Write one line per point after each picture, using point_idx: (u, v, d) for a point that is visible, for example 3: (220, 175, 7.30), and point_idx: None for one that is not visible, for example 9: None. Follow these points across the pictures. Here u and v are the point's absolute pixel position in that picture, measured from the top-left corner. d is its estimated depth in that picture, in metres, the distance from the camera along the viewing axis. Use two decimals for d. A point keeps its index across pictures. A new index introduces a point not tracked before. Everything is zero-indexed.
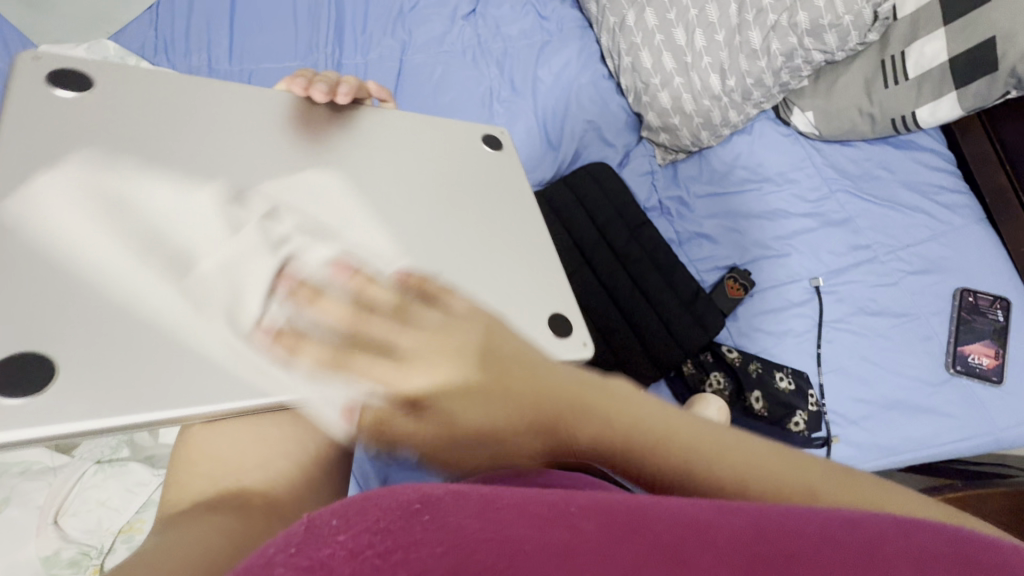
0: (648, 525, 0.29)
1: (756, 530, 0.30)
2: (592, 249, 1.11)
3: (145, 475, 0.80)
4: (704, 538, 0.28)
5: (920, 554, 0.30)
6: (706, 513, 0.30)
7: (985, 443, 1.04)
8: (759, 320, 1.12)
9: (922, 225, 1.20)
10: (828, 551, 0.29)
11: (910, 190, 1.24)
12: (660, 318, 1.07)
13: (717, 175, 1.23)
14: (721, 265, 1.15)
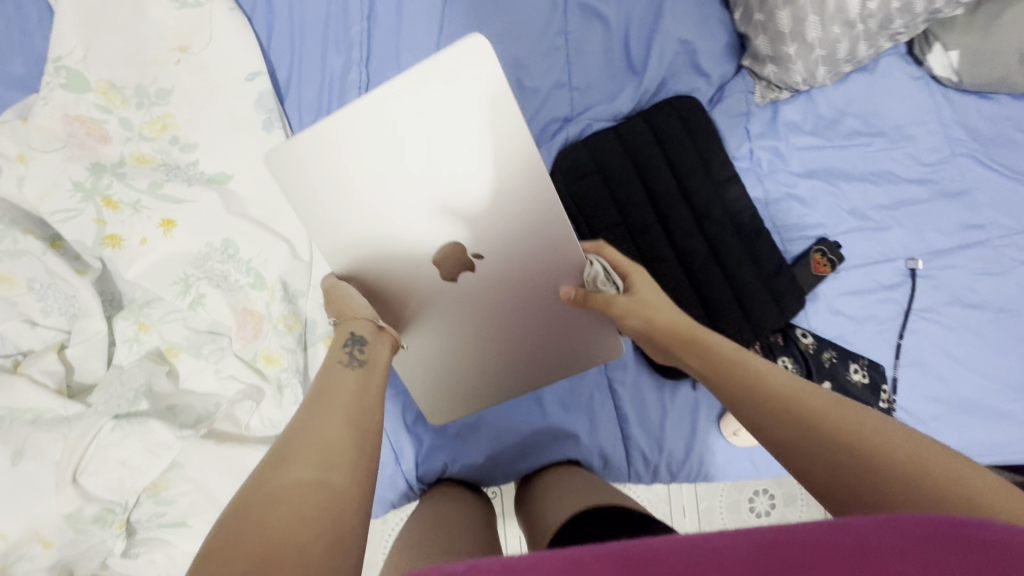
0: (659, 558, 0.36)
1: (755, 550, 0.35)
2: (667, 205, 0.95)
3: (166, 437, 0.74)
4: (711, 559, 0.35)
5: (904, 539, 0.33)
6: (715, 542, 0.37)
7: None
8: (839, 302, 1.00)
9: None
10: (819, 551, 0.34)
11: None
12: (733, 290, 0.96)
13: (822, 122, 1.03)
14: (808, 235, 1.00)
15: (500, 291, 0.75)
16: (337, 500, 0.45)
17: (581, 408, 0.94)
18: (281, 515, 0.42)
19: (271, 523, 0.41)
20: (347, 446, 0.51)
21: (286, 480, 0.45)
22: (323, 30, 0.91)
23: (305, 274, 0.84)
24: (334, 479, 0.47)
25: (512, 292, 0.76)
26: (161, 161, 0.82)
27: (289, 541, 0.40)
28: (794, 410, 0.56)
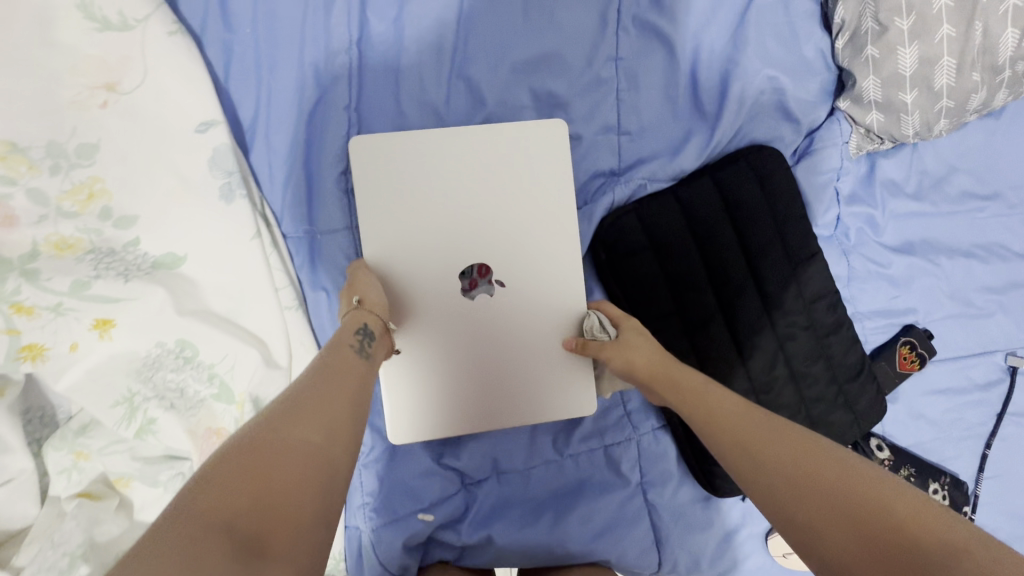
0: None
1: None
2: (732, 290, 0.76)
3: None
4: None
5: None
6: None
7: None
8: (923, 404, 0.84)
9: None
10: None
11: None
12: (802, 397, 0.78)
13: (928, 180, 0.83)
14: (895, 322, 0.83)
15: (490, 335, 0.71)
16: (336, 458, 0.43)
17: (614, 545, 0.76)
18: (279, 476, 0.39)
19: (268, 483, 0.38)
20: (349, 400, 0.48)
21: (285, 425, 0.42)
22: (298, 56, 0.69)
23: (282, 383, 0.69)
24: (335, 433, 0.44)
25: (524, 321, 0.71)
26: (90, 244, 0.63)
27: (287, 513, 0.38)
28: (766, 464, 0.49)
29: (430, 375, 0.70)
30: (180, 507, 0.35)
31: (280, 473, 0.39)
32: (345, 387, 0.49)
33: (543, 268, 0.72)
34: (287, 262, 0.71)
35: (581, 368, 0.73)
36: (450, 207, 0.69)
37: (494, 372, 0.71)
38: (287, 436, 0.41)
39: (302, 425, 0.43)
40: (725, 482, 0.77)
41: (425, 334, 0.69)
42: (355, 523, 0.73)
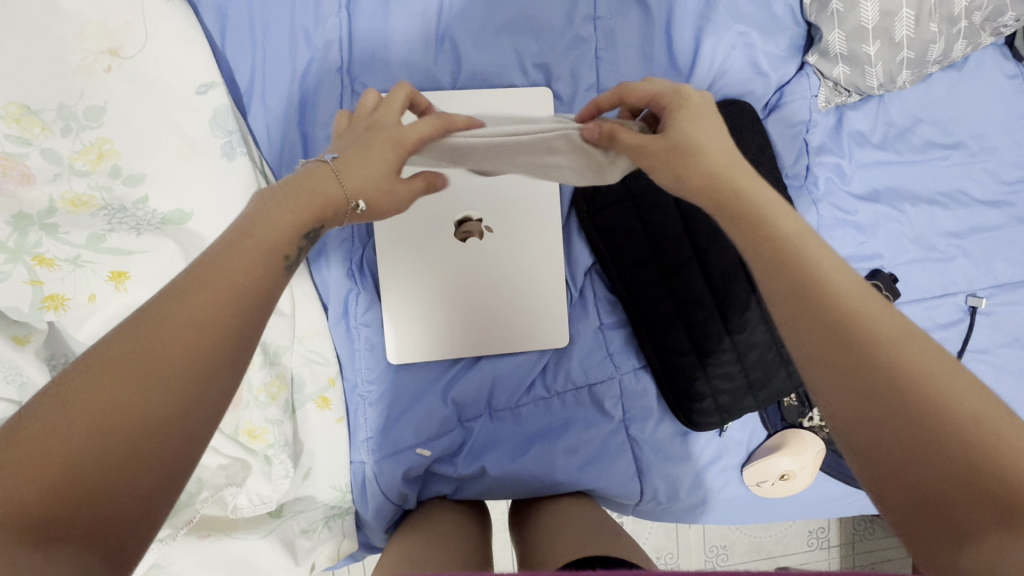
0: None
1: None
2: (708, 240, 0.80)
3: None
4: None
5: None
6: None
7: None
8: None
9: None
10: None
11: None
12: (773, 338, 0.83)
13: (893, 132, 0.87)
14: (862, 267, 0.88)
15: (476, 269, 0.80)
16: (195, 417, 0.36)
17: (599, 474, 0.82)
18: (101, 454, 0.33)
19: (87, 469, 0.32)
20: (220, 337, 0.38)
21: (127, 387, 0.35)
22: (291, 20, 0.73)
23: (287, 328, 0.73)
24: (188, 392, 0.36)
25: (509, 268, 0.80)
26: (102, 201, 0.67)
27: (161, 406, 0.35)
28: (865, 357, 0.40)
29: (424, 309, 0.79)
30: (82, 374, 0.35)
31: (104, 451, 0.33)
32: (228, 297, 0.40)
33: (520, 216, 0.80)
34: None
35: (559, 313, 0.82)
36: None
37: (480, 306, 0.80)
38: (111, 406, 0.34)
39: (139, 380, 0.35)
40: (703, 418, 0.83)
41: (423, 272, 0.78)
42: (359, 457, 0.79)
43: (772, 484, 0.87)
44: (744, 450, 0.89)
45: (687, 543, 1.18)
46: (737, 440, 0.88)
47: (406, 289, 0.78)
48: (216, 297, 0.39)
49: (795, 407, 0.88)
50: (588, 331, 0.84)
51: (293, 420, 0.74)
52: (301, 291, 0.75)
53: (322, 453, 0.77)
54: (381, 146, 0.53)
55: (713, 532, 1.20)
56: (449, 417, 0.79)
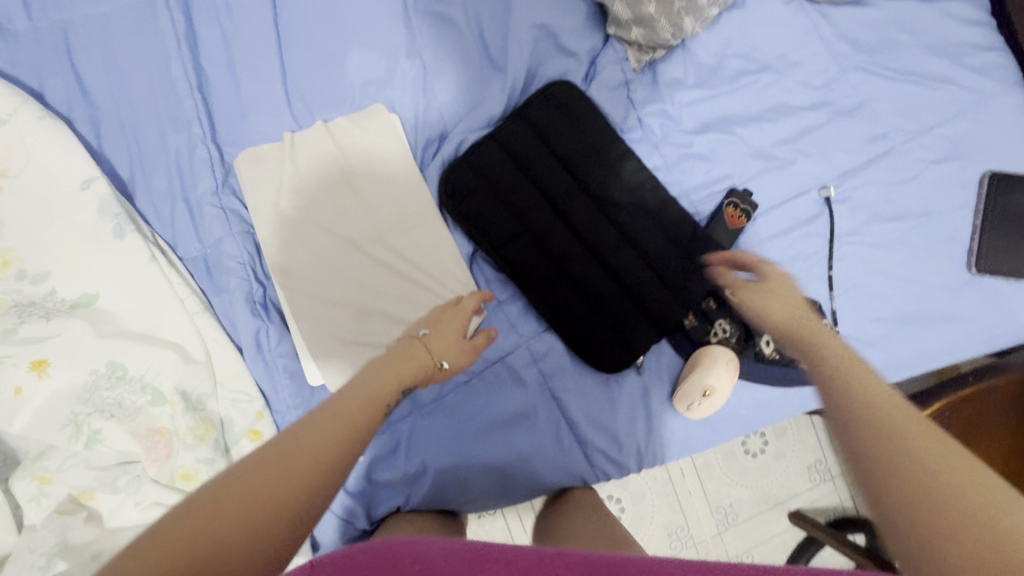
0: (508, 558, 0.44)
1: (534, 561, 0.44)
2: (564, 201, 0.90)
3: None
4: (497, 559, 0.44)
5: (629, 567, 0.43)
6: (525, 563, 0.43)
7: (995, 343, 0.98)
8: (763, 249, 0.98)
9: (948, 99, 1.01)
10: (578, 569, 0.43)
11: (934, 55, 1.02)
12: (653, 270, 0.92)
13: (704, 71, 1.00)
14: (717, 191, 0.98)
15: (376, 294, 0.87)
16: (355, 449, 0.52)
17: (527, 439, 0.88)
18: (298, 471, 0.46)
19: (277, 491, 0.44)
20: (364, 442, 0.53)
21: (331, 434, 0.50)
22: (154, 111, 0.84)
23: (205, 374, 0.79)
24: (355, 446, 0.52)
25: (399, 274, 0.88)
26: (13, 301, 0.75)
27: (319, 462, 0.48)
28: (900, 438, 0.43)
29: (330, 327, 0.85)
30: (306, 426, 0.50)
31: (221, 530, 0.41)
32: (368, 405, 0.57)
33: (399, 227, 0.89)
34: (188, 279, 0.83)
35: (454, 301, 0.89)
36: (314, 199, 0.87)
37: (384, 313, 0.87)
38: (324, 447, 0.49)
39: (335, 436, 0.50)
40: (612, 359, 0.90)
41: (316, 300, 0.85)
42: None
43: (698, 404, 0.91)
44: (667, 379, 0.94)
45: (688, 513, 1.31)
46: (656, 371, 0.94)
47: (313, 315, 0.85)
48: (376, 397, 0.59)
49: (697, 328, 0.94)
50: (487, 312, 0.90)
51: (227, 459, 0.78)
52: (212, 340, 0.82)
53: None
54: (451, 316, 0.80)
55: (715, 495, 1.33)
56: None
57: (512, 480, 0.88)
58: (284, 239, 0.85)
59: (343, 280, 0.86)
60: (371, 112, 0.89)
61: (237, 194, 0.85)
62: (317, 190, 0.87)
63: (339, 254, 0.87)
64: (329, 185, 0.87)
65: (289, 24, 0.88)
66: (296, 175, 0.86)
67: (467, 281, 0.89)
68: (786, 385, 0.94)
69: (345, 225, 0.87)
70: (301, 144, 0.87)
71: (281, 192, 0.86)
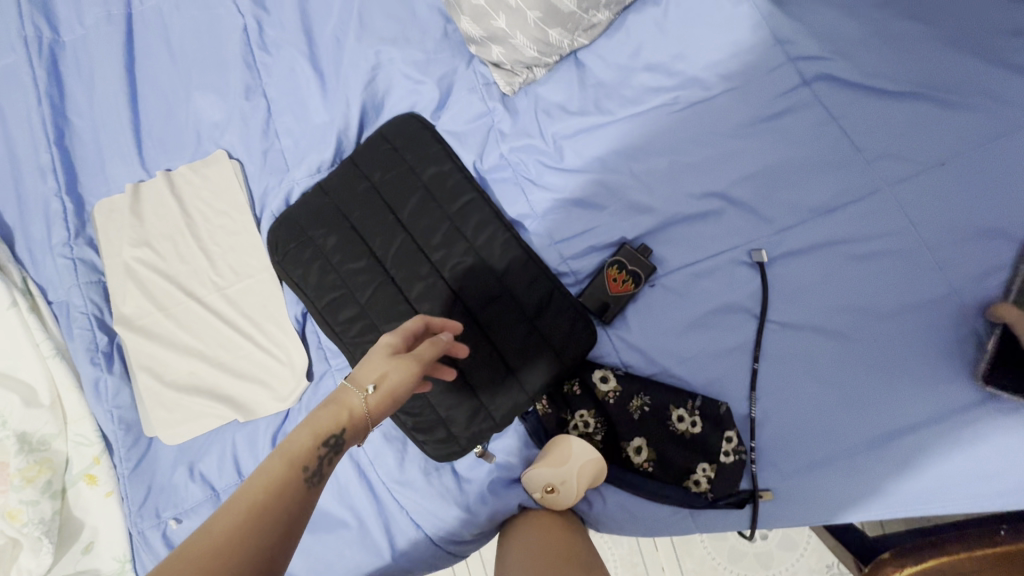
0: None
1: None
2: (397, 260, 0.78)
3: None
4: None
5: None
6: None
7: (1019, 492, 0.65)
8: (661, 324, 0.75)
9: (958, 123, 0.69)
10: None
11: (944, 54, 0.69)
12: (494, 342, 0.76)
13: (599, 90, 0.78)
14: (601, 246, 0.77)
15: (207, 348, 0.84)
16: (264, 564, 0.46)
17: (349, 519, 0.82)
18: None
19: None
20: (280, 520, 0.49)
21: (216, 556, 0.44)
22: (27, 163, 0.89)
23: (48, 418, 0.84)
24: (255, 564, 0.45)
25: (230, 327, 0.84)
26: None
27: None
28: None
29: (164, 377, 0.85)
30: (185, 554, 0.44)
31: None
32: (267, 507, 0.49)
33: (230, 281, 0.84)
34: (48, 323, 0.88)
35: (281, 360, 0.83)
36: (154, 249, 0.85)
37: (212, 368, 0.84)
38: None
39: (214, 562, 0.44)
40: (438, 445, 0.76)
41: (150, 352, 0.85)
42: (132, 530, 0.83)
43: (542, 497, 0.74)
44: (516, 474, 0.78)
45: None
46: (504, 460, 0.78)
47: (148, 365, 0.85)
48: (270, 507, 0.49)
49: (552, 417, 0.75)
50: (315, 375, 0.83)
51: (57, 500, 0.83)
52: (61, 384, 0.86)
53: (104, 528, 0.85)
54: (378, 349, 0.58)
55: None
56: (197, 479, 0.84)
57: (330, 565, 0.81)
58: (126, 290, 0.86)
59: (179, 331, 0.85)
60: (212, 158, 0.85)
61: (90, 242, 0.87)
62: (156, 239, 0.85)
63: (174, 306, 0.85)
64: (167, 234, 0.85)
65: (144, 72, 0.87)
66: (142, 223, 0.85)
67: (295, 341, 0.83)
68: (661, 506, 0.73)
69: (182, 277, 0.85)
70: (146, 192, 0.86)
71: (124, 241, 0.86)
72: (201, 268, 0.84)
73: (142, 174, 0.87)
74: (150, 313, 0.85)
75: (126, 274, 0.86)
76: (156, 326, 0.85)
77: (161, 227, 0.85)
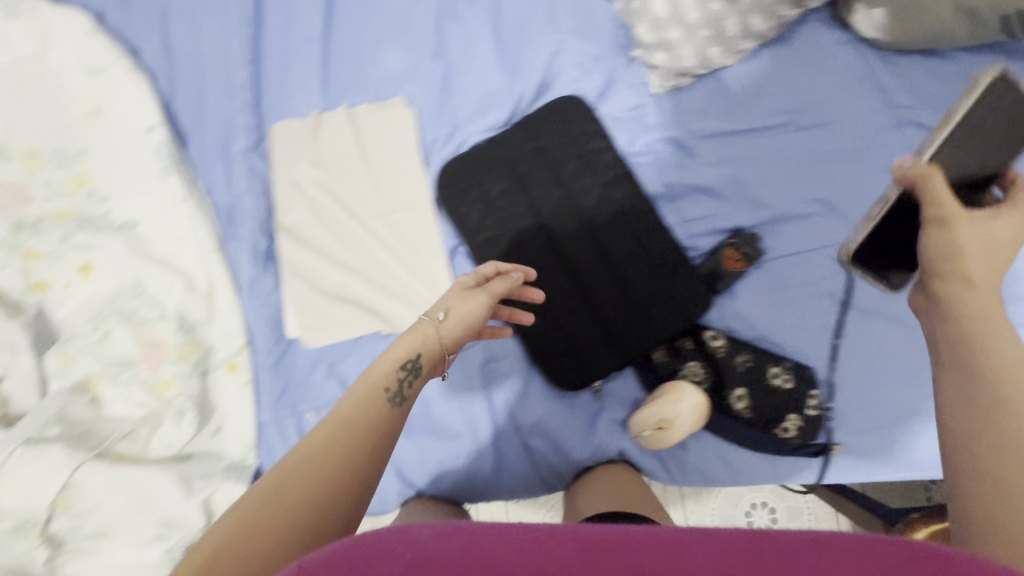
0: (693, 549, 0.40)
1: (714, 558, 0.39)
2: (551, 217, 0.91)
3: (59, 459, 0.79)
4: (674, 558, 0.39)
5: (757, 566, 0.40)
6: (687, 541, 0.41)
7: None
8: (765, 300, 0.90)
9: None
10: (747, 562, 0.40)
11: None
12: (626, 293, 0.90)
13: (732, 104, 0.95)
14: (720, 229, 0.93)
15: (361, 266, 0.95)
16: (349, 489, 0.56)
17: (467, 433, 0.92)
18: (280, 521, 0.51)
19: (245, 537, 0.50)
20: (369, 448, 0.59)
21: (313, 475, 0.55)
22: (216, 77, 0.99)
23: (202, 305, 0.92)
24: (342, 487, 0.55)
25: (385, 252, 0.95)
26: (76, 213, 0.93)
27: (300, 502, 0.53)
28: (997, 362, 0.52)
29: (317, 284, 0.95)
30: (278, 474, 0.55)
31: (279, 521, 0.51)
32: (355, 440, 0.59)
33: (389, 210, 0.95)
34: (211, 222, 0.97)
35: (425, 288, 0.93)
36: (327, 172, 0.96)
37: (363, 284, 0.94)
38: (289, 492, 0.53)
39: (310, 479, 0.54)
40: (567, 374, 0.90)
41: (308, 261, 0.95)
42: (263, 419, 0.93)
43: (653, 434, 0.87)
44: (625, 409, 0.91)
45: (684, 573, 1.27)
46: (615, 397, 0.92)
47: (302, 273, 0.95)
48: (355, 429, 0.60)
49: (666, 365, 0.90)
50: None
51: (202, 380, 0.90)
52: (215, 277, 0.94)
53: (232, 414, 0.91)
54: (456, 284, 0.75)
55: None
56: (335, 381, 0.93)
57: (445, 469, 0.92)
58: (294, 203, 0.96)
59: (335, 247, 0.95)
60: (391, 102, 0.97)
61: (267, 156, 0.98)
62: (330, 163, 0.96)
63: (337, 224, 0.95)
64: (341, 160, 0.96)
65: (339, 19, 0.99)
66: (320, 148, 0.96)
67: (441, 271, 0.94)
68: (752, 448, 0.87)
69: (347, 200, 0.96)
70: (328, 121, 0.97)
71: (300, 160, 0.96)
72: (367, 196, 0.96)
73: (323, 106, 0.98)
74: (312, 227, 0.96)
75: (297, 190, 0.96)
76: (316, 239, 0.95)
77: (337, 155, 0.96)
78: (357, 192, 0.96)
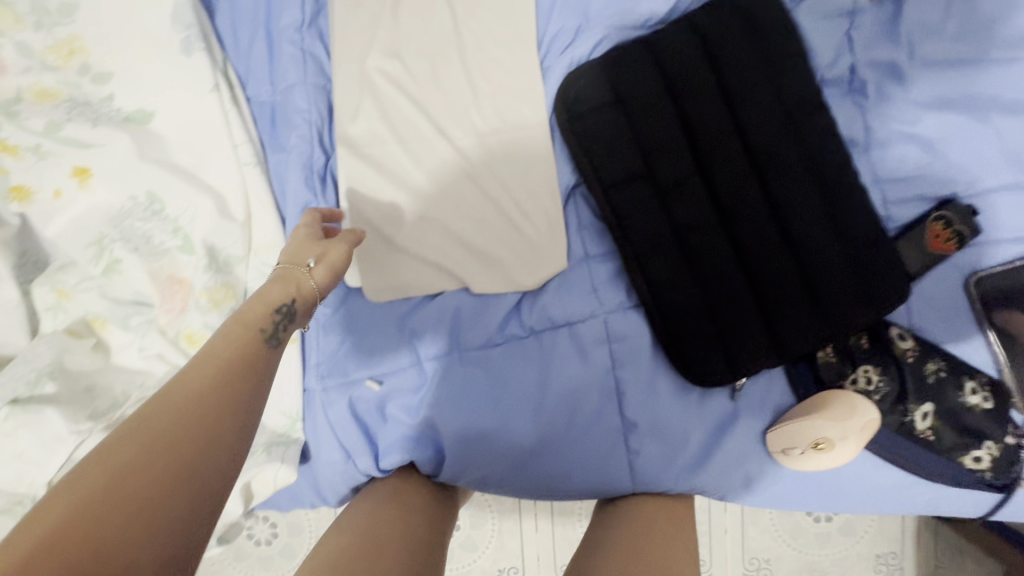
0: None
1: None
2: (714, 153, 0.69)
3: (62, 429, 0.62)
4: None
5: None
6: None
7: None
8: (968, 293, 0.69)
9: None
10: None
11: None
12: (802, 268, 0.69)
13: (975, 25, 0.67)
14: (929, 196, 0.69)
15: (444, 200, 0.72)
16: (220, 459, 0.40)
17: (564, 424, 0.73)
18: (125, 495, 0.36)
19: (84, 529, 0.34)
20: (238, 396, 0.44)
21: (174, 438, 0.39)
22: None
23: (239, 235, 0.70)
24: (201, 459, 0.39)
25: (479, 185, 0.71)
26: (67, 95, 0.68)
27: (168, 484, 0.38)
28: None
29: (384, 221, 0.72)
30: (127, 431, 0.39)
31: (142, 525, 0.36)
32: (222, 379, 0.43)
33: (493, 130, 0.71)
34: (249, 124, 0.72)
35: (530, 237, 0.72)
36: (405, 69, 0.71)
37: (447, 226, 0.72)
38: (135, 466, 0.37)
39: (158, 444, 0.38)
40: (701, 365, 0.70)
41: (374, 186, 0.71)
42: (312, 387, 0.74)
43: (805, 451, 0.70)
44: (768, 412, 0.73)
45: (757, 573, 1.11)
46: (756, 396, 0.74)
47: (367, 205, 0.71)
48: (233, 373, 0.44)
49: (831, 365, 0.71)
50: (569, 264, 0.73)
51: None
52: (256, 199, 0.71)
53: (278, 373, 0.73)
54: (309, 227, 0.59)
55: (754, 543, 1.09)
56: (407, 344, 0.74)
57: (527, 460, 0.74)
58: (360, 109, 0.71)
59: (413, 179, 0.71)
60: None
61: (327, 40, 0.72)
62: (413, 58, 0.71)
63: (414, 143, 0.71)
64: (429, 55, 0.71)
65: None
66: (402, 34, 0.71)
67: (555, 221, 0.71)
68: (925, 477, 0.70)
69: (431, 112, 0.71)
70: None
71: (372, 47, 0.71)
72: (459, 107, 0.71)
73: None
74: (382, 143, 0.71)
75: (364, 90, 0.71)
76: (387, 161, 0.71)
77: (424, 45, 0.71)
78: (446, 100, 0.71)
